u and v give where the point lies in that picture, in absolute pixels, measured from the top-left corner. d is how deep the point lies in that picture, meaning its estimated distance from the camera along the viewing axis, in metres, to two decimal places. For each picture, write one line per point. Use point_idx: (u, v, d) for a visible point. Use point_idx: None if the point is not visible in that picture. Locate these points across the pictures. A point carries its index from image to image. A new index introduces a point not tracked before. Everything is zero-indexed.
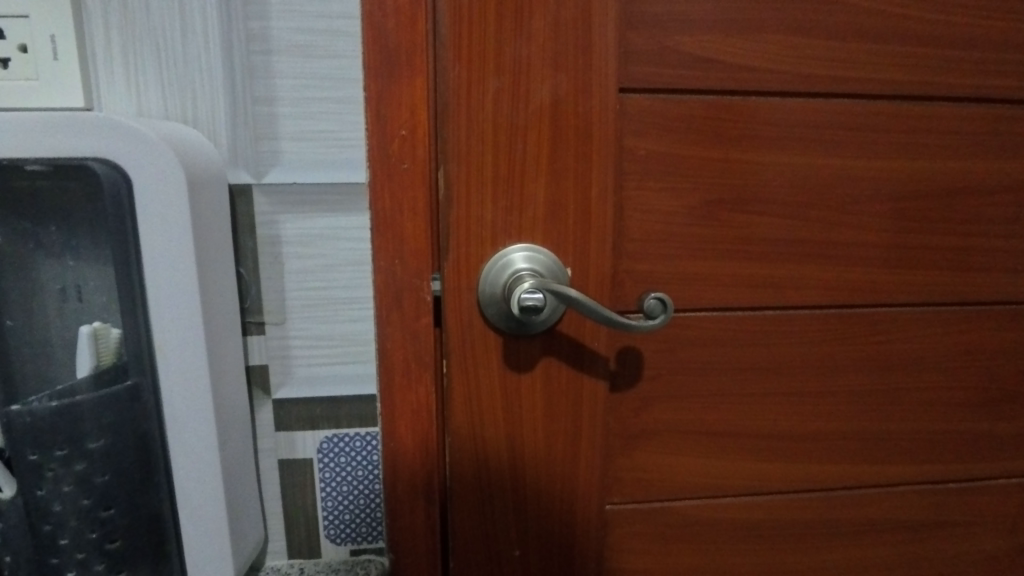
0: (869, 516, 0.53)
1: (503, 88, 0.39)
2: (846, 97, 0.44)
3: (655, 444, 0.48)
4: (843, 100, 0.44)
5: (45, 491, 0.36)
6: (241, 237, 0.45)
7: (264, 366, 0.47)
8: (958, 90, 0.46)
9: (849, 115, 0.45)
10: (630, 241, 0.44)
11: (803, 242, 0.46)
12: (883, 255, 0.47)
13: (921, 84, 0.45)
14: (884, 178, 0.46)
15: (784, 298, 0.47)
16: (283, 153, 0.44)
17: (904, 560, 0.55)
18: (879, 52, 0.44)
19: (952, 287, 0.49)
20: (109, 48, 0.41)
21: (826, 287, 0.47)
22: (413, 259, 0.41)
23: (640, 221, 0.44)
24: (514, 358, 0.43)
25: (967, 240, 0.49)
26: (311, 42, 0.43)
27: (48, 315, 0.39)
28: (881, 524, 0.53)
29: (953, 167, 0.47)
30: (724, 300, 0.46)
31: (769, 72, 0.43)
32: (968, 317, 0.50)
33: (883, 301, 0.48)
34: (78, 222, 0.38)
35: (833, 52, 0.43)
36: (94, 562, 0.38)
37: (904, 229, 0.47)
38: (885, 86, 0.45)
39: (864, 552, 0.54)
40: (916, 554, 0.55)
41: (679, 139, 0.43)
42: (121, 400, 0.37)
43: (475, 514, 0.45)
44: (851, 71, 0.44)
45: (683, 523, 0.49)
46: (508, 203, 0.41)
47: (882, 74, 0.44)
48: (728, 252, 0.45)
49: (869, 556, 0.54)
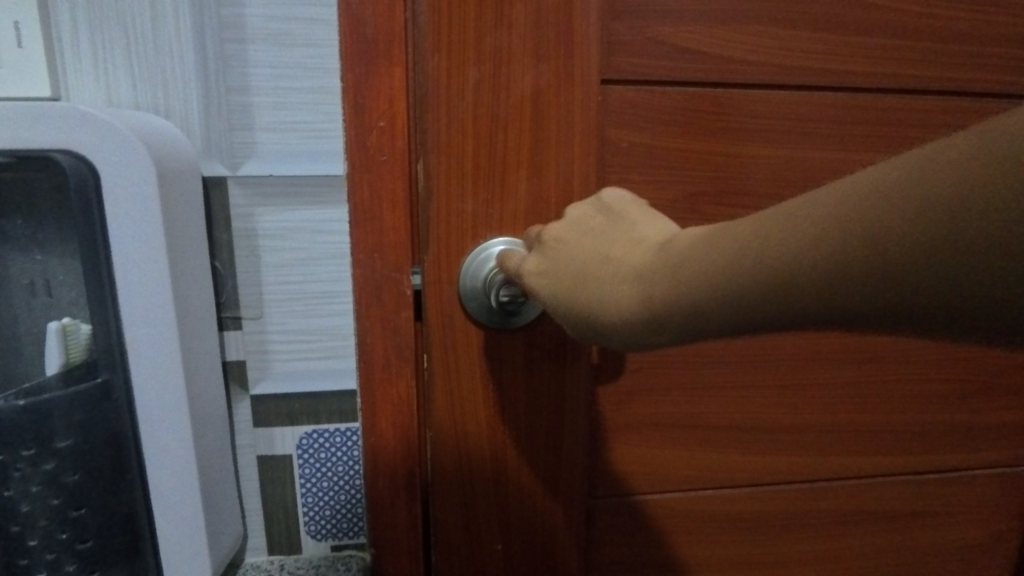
0: (848, 508, 0.53)
1: (484, 79, 0.39)
2: (829, 90, 0.44)
3: (638, 437, 0.47)
4: (827, 92, 0.44)
5: (12, 491, 0.35)
6: (215, 230, 0.44)
7: (241, 361, 0.46)
8: (940, 82, 0.46)
9: (832, 107, 0.44)
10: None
11: None
12: None
13: (904, 77, 0.45)
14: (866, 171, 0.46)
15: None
16: (259, 144, 0.43)
17: (882, 549, 0.55)
18: (862, 46, 0.44)
19: None
20: (75, 35, 0.40)
21: None
22: (392, 252, 0.41)
23: None
24: (495, 353, 0.43)
25: None
26: (286, 31, 0.42)
27: (16, 309, 0.38)
28: (860, 514, 0.54)
29: None
30: None
31: (753, 65, 0.42)
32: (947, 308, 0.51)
33: None
34: (44, 215, 0.37)
35: (816, 44, 0.43)
36: (65, 562, 0.37)
37: None
38: (870, 79, 0.44)
39: (844, 542, 0.54)
40: (895, 544, 0.55)
41: (662, 131, 0.42)
42: (92, 397, 0.36)
43: (455, 508, 0.45)
44: (834, 63, 0.43)
45: (665, 517, 0.49)
46: (489, 195, 0.40)
47: (865, 66, 0.44)
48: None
49: (848, 546, 0.54)
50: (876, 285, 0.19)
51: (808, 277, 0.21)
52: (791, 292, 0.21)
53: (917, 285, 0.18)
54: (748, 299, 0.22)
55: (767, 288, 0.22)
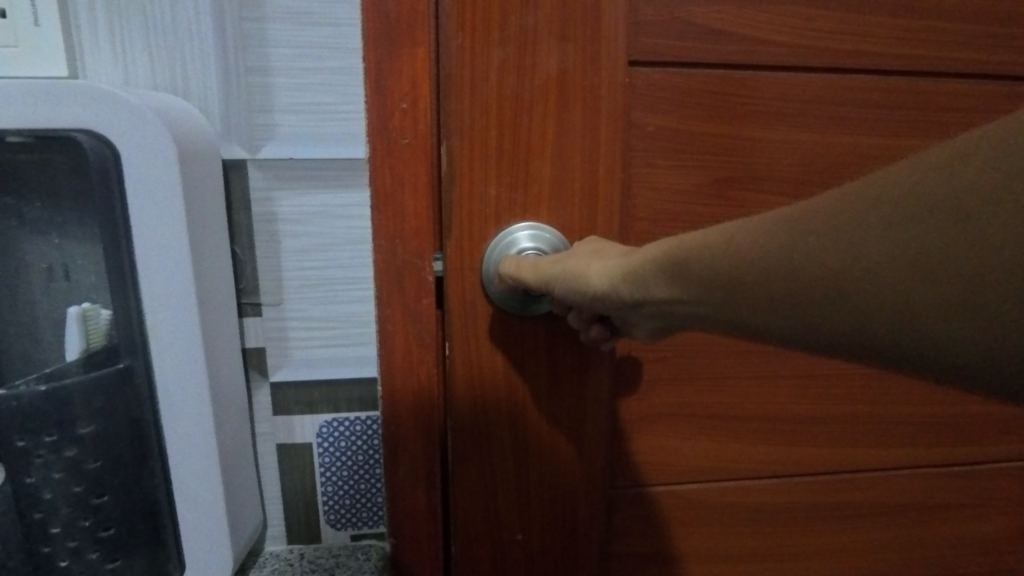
0: (872, 501, 0.53)
1: (509, 59, 0.37)
2: (862, 73, 0.43)
3: (661, 429, 0.47)
4: (860, 74, 0.43)
5: (35, 477, 0.35)
6: (235, 214, 0.43)
7: (261, 349, 0.45)
8: (975, 66, 0.44)
9: (865, 90, 0.43)
10: (637, 221, 0.42)
11: None
12: None
13: (939, 60, 0.44)
14: (898, 157, 0.45)
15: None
16: (279, 127, 0.42)
17: (907, 543, 0.54)
18: (896, 27, 0.42)
19: None
20: (93, 13, 0.39)
21: None
22: (414, 237, 0.40)
23: (649, 200, 0.42)
24: (518, 341, 0.42)
25: None
26: (307, 10, 0.41)
27: (34, 295, 0.37)
28: (883, 507, 0.53)
29: None
30: None
31: (785, 45, 0.41)
32: None
33: None
34: (64, 198, 0.36)
35: (849, 25, 0.41)
36: (87, 550, 0.36)
37: None
38: (904, 61, 0.43)
39: (867, 535, 0.53)
40: (919, 538, 0.55)
41: (690, 114, 0.41)
42: (113, 383, 0.36)
43: (475, 498, 0.44)
44: (867, 45, 0.42)
45: (688, 508, 0.49)
46: (512, 180, 0.39)
47: (899, 48, 0.43)
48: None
49: (872, 539, 0.54)
50: (841, 315, 0.17)
51: (760, 278, 0.19)
52: (759, 311, 0.20)
53: (887, 323, 0.16)
54: (739, 308, 0.21)
55: (743, 303, 0.21)
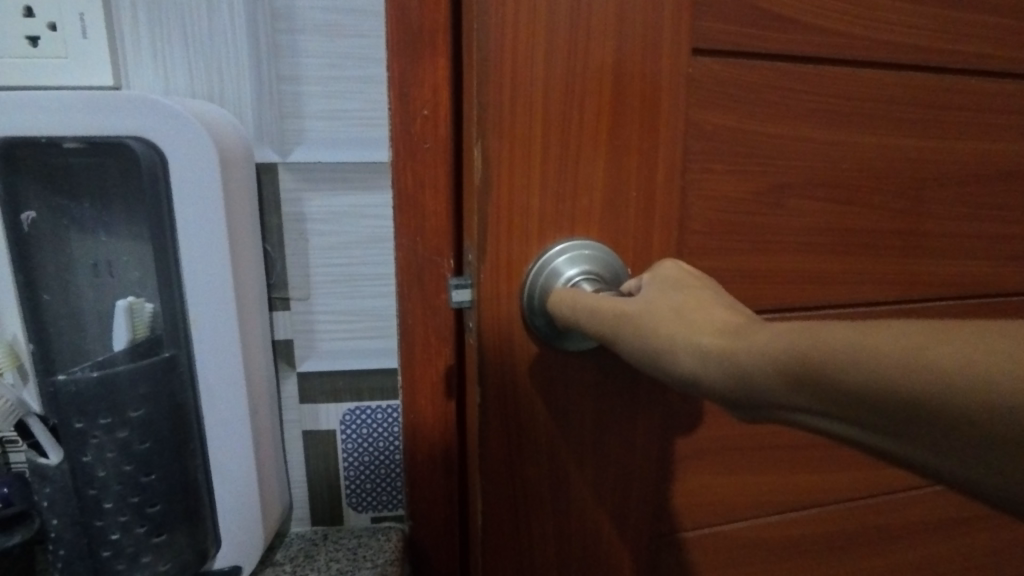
0: (902, 521, 0.52)
1: (557, 42, 0.33)
2: (908, 69, 0.42)
3: (717, 465, 0.44)
4: (904, 72, 0.42)
5: (89, 456, 0.37)
6: (266, 214, 0.46)
7: (289, 340, 0.48)
8: (1005, 66, 0.44)
9: (909, 88, 0.42)
10: (690, 232, 0.40)
11: (850, 233, 0.44)
12: (926, 244, 0.46)
13: (975, 59, 0.43)
14: (934, 158, 0.44)
15: (833, 293, 0.45)
16: (308, 131, 0.45)
17: (934, 557, 0.54)
18: (943, 20, 0.41)
19: (981, 277, 0.49)
20: (135, 25, 0.41)
21: (871, 279, 0.45)
22: (434, 236, 0.43)
23: (702, 211, 0.39)
24: (560, 364, 0.37)
25: (1002, 223, 0.48)
26: (337, 21, 0.43)
27: (82, 290, 0.40)
28: (915, 526, 0.52)
29: (995, 149, 0.46)
30: (780, 300, 0.43)
31: (839, 39, 0.39)
32: (993, 304, 0.50)
33: (921, 295, 0.47)
34: (112, 198, 0.39)
35: (899, 16, 0.40)
36: (135, 525, 0.39)
37: (946, 214, 0.46)
38: (945, 58, 0.42)
39: (899, 554, 0.52)
40: (946, 551, 0.54)
41: (748, 112, 0.39)
42: (160, 370, 0.38)
43: (510, 556, 0.40)
44: (915, 40, 0.41)
45: (734, 546, 0.46)
46: (559, 186, 0.36)
47: (944, 44, 0.42)
48: (787, 244, 0.42)
49: (904, 556, 0.53)
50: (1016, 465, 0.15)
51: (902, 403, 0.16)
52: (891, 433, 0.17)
53: None
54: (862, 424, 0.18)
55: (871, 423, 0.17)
